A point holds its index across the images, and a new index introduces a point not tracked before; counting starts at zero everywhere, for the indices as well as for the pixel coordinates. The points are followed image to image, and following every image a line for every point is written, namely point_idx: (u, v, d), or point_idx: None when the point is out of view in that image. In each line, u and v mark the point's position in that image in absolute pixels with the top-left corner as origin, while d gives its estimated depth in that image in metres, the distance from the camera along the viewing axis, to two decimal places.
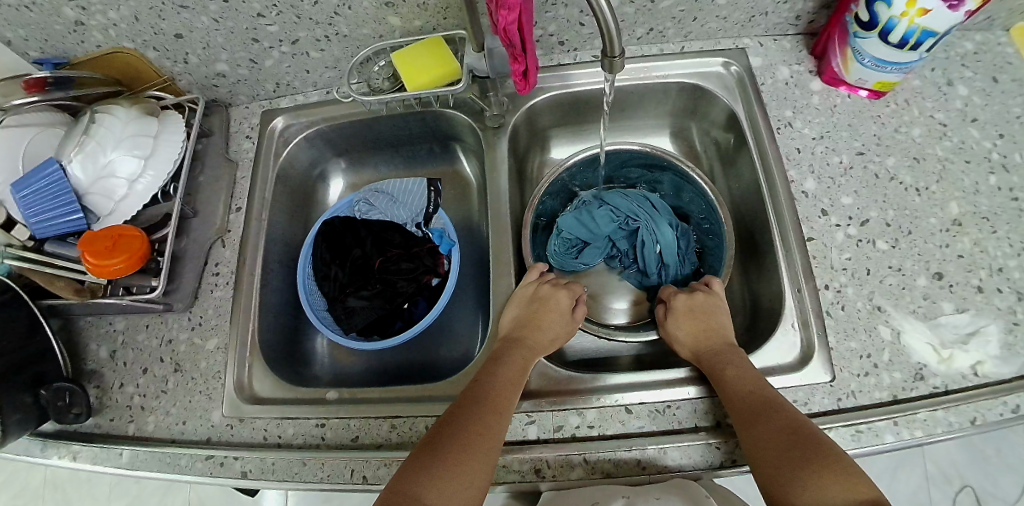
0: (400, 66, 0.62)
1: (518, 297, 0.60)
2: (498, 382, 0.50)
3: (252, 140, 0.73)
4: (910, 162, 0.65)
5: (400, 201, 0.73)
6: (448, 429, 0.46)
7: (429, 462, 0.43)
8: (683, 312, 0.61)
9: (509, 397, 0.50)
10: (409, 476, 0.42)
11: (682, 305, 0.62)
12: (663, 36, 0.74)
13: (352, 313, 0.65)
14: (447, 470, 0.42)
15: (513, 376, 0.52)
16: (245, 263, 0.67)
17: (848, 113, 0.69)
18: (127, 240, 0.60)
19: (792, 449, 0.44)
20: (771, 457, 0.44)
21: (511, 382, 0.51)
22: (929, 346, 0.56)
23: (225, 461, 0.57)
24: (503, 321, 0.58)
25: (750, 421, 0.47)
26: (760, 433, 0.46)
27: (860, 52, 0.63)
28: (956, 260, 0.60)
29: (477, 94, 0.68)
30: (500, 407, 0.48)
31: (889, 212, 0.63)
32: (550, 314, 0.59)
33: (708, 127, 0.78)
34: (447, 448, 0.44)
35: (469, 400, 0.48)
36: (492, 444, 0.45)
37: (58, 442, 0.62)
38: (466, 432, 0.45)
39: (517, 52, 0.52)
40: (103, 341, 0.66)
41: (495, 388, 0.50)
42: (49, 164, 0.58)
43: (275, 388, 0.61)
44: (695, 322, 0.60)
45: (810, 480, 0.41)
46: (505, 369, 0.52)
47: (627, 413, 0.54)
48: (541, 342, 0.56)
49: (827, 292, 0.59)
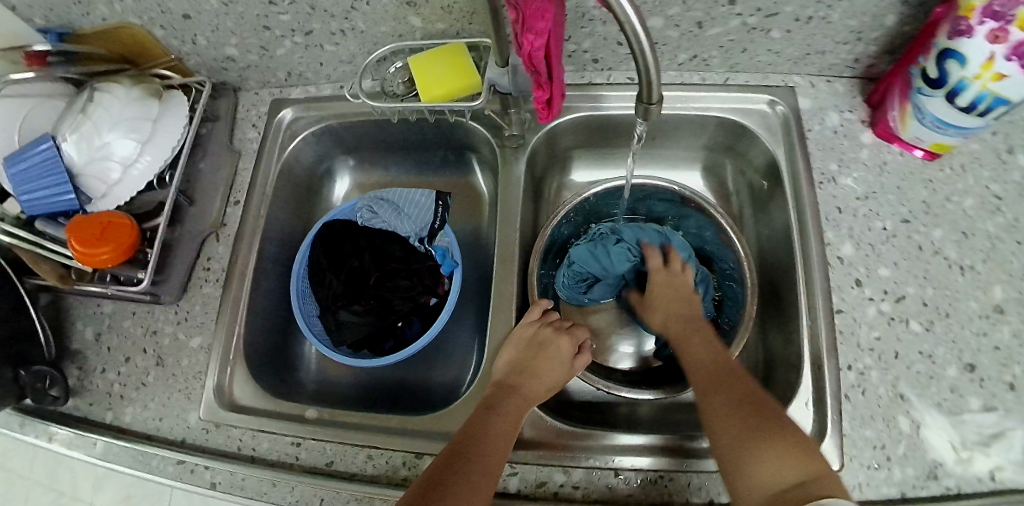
0: (422, 58, 0.58)
1: (517, 339, 0.56)
2: (489, 436, 0.48)
3: (258, 129, 0.70)
4: (957, 236, 0.60)
5: (405, 212, 0.68)
6: (432, 488, 0.43)
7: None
8: (658, 282, 0.63)
9: (498, 454, 0.47)
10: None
11: (660, 274, 0.64)
12: (706, 65, 0.68)
13: (342, 327, 0.62)
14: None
15: (503, 431, 0.48)
16: (238, 261, 0.64)
17: (897, 174, 0.64)
18: (116, 229, 0.57)
19: (740, 419, 0.45)
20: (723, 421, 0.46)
21: (500, 438, 0.48)
22: (948, 443, 0.52)
23: (196, 468, 0.56)
24: (498, 364, 0.55)
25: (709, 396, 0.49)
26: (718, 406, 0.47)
27: (921, 109, 0.58)
28: (992, 352, 0.55)
29: (497, 110, 0.63)
30: (488, 466, 0.45)
31: (927, 291, 0.58)
32: (550, 361, 0.56)
33: (743, 166, 0.73)
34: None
35: (456, 457, 0.46)
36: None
37: (36, 422, 0.61)
38: (450, 496, 0.42)
39: (541, 79, 0.48)
40: (89, 321, 0.65)
41: (484, 444, 0.47)
42: (45, 141, 0.56)
43: (256, 397, 0.59)
44: (670, 293, 0.62)
45: (762, 455, 0.42)
46: (496, 422, 0.49)
47: (615, 477, 0.51)
48: (539, 392, 0.54)
49: (849, 373, 0.55)
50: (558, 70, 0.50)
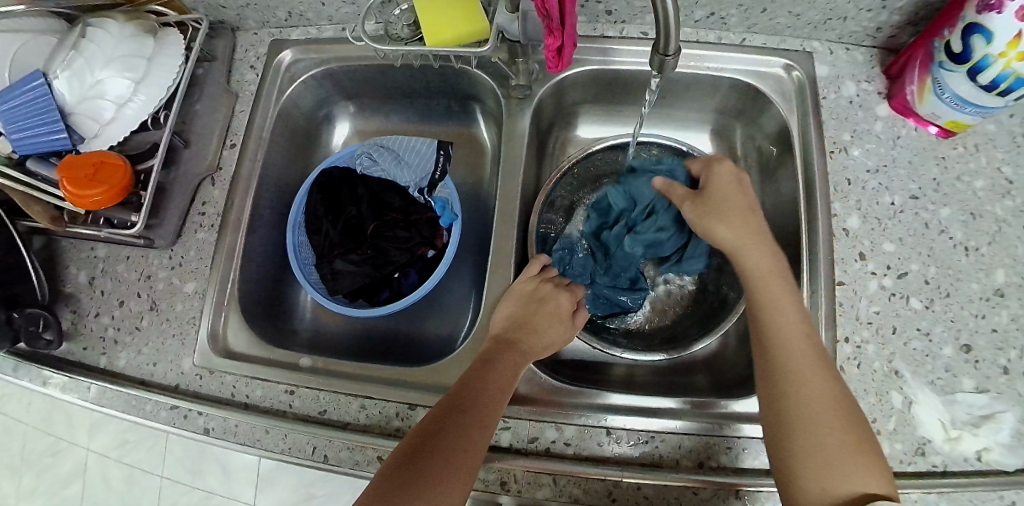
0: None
1: (517, 293, 0.55)
2: (490, 388, 0.47)
3: (256, 71, 0.68)
4: (964, 216, 0.59)
5: (405, 160, 0.67)
6: (432, 432, 0.44)
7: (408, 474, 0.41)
8: (731, 196, 0.53)
9: (498, 404, 0.47)
10: (386, 492, 0.40)
11: (729, 186, 0.54)
12: (723, 23, 0.66)
13: (338, 276, 0.61)
14: (425, 486, 0.40)
15: (502, 383, 0.48)
16: (232, 206, 0.62)
17: (910, 149, 0.62)
18: (109, 170, 0.56)
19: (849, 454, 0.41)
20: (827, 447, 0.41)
21: (500, 389, 0.48)
22: (938, 421, 0.52)
23: (189, 414, 0.56)
24: (495, 318, 0.54)
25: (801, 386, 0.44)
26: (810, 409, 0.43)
27: (941, 84, 0.56)
28: (989, 333, 0.55)
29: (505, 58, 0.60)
30: (488, 415, 0.45)
31: (930, 269, 0.57)
32: (550, 316, 0.55)
33: (754, 133, 0.71)
34: (426, 457, 0.42)
35: (455, 402, 0.46)
36: (474, 454, 0.43)
37: (30, 366, 0.61)
38: (449, 442, 0.43)
39: (553, 24, 0.46)
40: (83, 265, 0.65)
41: (483, 392, 0.47)
42: (36, 77, 0.54)
43: (250, 344, 0.59)
44: (735, 207, 0.53)
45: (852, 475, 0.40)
46: (497, 372, 0.49)
47: (607, 437, 0.51)
48: (538, 345, 0.53)
49: (846, 346, 0.55)
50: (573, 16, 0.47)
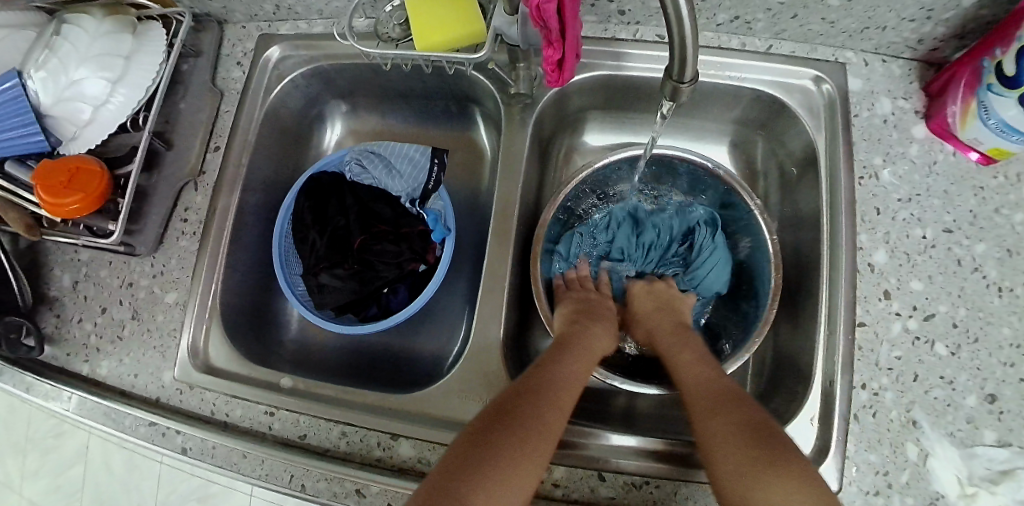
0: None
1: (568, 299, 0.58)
2: (560, 380, 0.46)
3: (242, 68, 0.64)
4: (1002, 254, 0.54)
5: (397, 169, 0.62)
6: (508, 420, 0.42)
7: (486, 460, 0.38)
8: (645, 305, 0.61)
9: (571, 395, 0.46)
10: (455, 476, 0.37)
11: (642, 298, 0.62)
12: (748, 28, 0.60)
13: (323, 290, 0.57)
14: (506, 474, 0.38)
15: (573, 376, 0.48)
16: (215, 213, 0.60)
17: (947, 176, 0.57)
18: (86, 176, 0.53)
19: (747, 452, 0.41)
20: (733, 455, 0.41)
21: (571, 381, 0.47)
22: (955, 477, 0.49)
23: (167, 432, 0.55)
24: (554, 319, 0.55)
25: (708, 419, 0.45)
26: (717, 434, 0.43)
27: (988, 108, 0.50)
28: (1017, 384, 0.51)
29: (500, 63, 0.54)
30: (562, 404, 0.45)
31: (959, 311, 0.53)
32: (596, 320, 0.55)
33: (776, 148, 0.66)
34: (507, 441, 0.40)
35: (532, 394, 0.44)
36: (550, 442, 0.42)
37: (14, 370, 0.60)
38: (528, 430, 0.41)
39: (552, 35, 0.41)
40: (66, 268, 0.63)
41: (560, 385, 0.46)
42: (10, 79, 0.51)
43: (232, 359, 0.57)
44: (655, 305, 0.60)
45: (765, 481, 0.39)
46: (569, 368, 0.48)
47: (599, 480, 0.48)
48: (600, 343, 0.53)
49: (862, 392, 0.51)
50: (576, 25, 0.42)
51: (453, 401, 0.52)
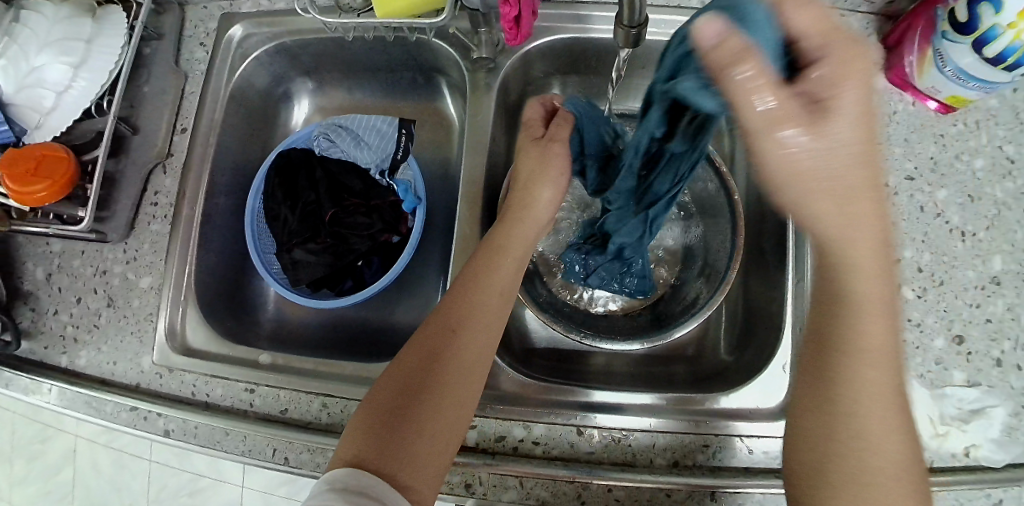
0: None
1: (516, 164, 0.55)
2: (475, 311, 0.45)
3: (206, 49, 0.64)
4: (962, 199, 0.55)
5: (365, 140, 0.62)
6: (411, 376, 0.42)
7: (394, 421, 0.40)
8: (852, 125, 0.26)
9: (486, 327, 0.45)
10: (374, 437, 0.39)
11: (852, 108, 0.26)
12: None
13: (297, 265, 0.57)
14: (413, 434, 0.39)
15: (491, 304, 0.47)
16: (185, 196, 0.59)
17: (907, 125, 0.57)
18: (51, 162, 0.53)
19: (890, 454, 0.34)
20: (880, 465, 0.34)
21: (488, 311, 0.46)
22: (927, 418, 0.50)
23: (149, 415, 0.55)
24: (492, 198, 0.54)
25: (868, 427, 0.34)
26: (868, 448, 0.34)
27: (943, 56, 0.51)
28: (982, 324, 0.52)
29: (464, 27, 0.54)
30: (476, 341, 0.45)
31: (924, 256, 0.54)
32: (530, 186, 0.53)
33: None
34: (414, 399, 0.41)
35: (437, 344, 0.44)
36: (466, 387, 0.43)
37: None
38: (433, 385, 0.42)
39: None
40: (39, 261, 0.62)
41: (467, 322, 0.45)
42: None
43: (210, 340, 0.57)
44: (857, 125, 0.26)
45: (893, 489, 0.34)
46: (481, 295, 0.46)
47: (578, 436, 0.49)
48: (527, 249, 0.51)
49: None
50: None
51: None
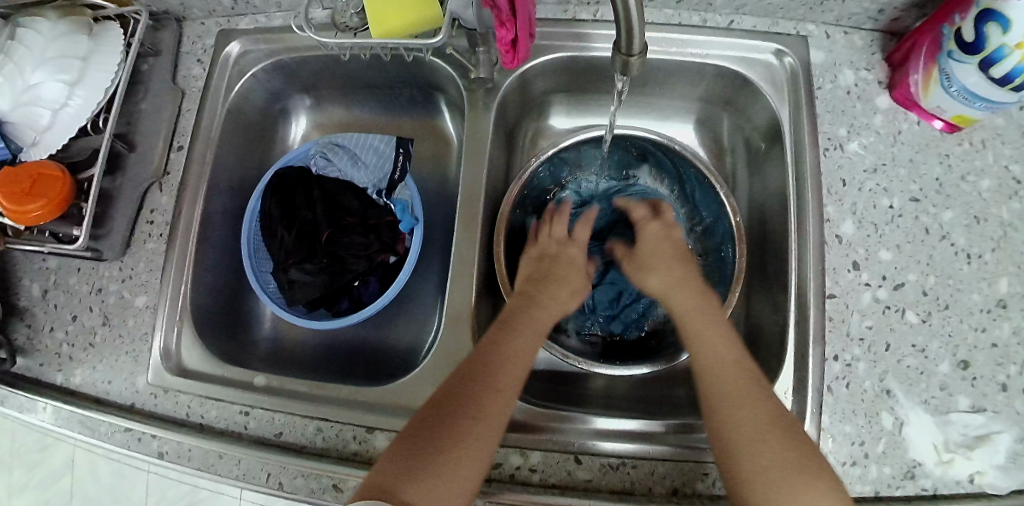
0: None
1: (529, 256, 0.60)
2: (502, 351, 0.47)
3: (204, 65, 0.63)
4: (968, 220, 0.54)
5: (362, 160, 0.61)
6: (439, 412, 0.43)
7: (421, 449, 0.41)
8: (655, 240, 0.60)
9: (517, 370, 0.47)
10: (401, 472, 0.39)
11: (660, 241, 0.60)
12: (709, 4, 0.59)
13: (294, 285, 0.57)
14: (436, 460, 0.40)
15: (521, 347, 0.48)
16: (181, 214, 0.59)
17: (912, 145, 0.57)
18: (46, 182, 0.52)
19: (773, 450, 0.41)
20: (761, 458, 0.41)
21: (518, 352, 0.48)
22: (931, 444, 0.49)
23: (143, 436, 0.54)
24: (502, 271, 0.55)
25: (735, 407, 0.44)
26: (752, 431, 0.42)
27: (949, 75, 0.50)
28: (988, 349, 0.51)
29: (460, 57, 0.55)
30: (506, 384, 0.45)
31: (928, 279, 0.53)
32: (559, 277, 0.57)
33: (742, 124, 0.66)
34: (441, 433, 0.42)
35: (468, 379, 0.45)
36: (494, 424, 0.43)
37: None
38: (460, 414, 0.42)
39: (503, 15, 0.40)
40: (35, 277, 0.62)
41: (497, 365, 0.46)
42: None
43: (205, 360, 0.57)
44: (663, 254, 0.59)
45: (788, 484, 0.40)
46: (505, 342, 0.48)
47: (575, 463, 0.48)
48: (554, 307, 0.54)
49: (835, 364, 0.51)
50: (526, 4, 0.42)
51: (428, 390, 0.51)
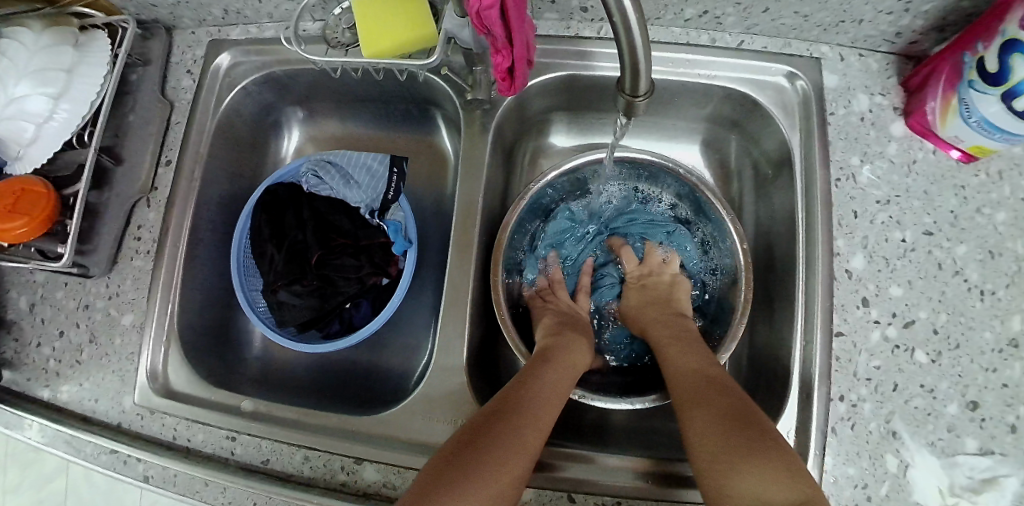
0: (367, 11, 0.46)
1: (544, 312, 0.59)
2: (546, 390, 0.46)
3: (193, 77, 0.62)
4: (982, 255, 0.52)
5: (355, 178, 0.59)
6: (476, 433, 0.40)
7: (461, 457, 0.38)
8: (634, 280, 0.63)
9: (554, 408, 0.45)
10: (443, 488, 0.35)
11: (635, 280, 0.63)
12: (719, 23, 0.57)
13: (283, 307, 0.55)
14: (480, 471, 0.37)
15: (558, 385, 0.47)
16: (169, 231, 0.57)
17: (927, 176, 0.54)
18: (30, 199, 0.50)
19: (725, 431, 0.40)
20: (712, 440, 0.40)
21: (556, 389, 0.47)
22: (935, 488, 0.47)
23: (128, 459, 0.53)
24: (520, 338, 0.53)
25: (690, 400, 0.44)
26: (704, 416, 0.42)
27: (968, 105, 0.48)
28: (998, 389, 0.49)
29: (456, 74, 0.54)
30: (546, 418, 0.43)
31: (939, 316, 0.51)
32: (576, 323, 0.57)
33: (750, 147, 0.64)
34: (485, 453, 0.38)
35: (509, 400, 0.43)
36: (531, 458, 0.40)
37: None
38: (504, 434, 0.40)
39: (499, 43, 0.38)
40: (22, 291, 0.61)
41: (537, 399, 0.44)
42: None
43: (192, 383, 0.55)
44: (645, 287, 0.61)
45: (742, 463, 0.37)
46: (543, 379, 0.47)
47: (568, 502, 0.47)
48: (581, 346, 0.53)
49: (840, 404, 0.50)
50: (525, 31, 0.40)
51: (419, 421, 0.50)
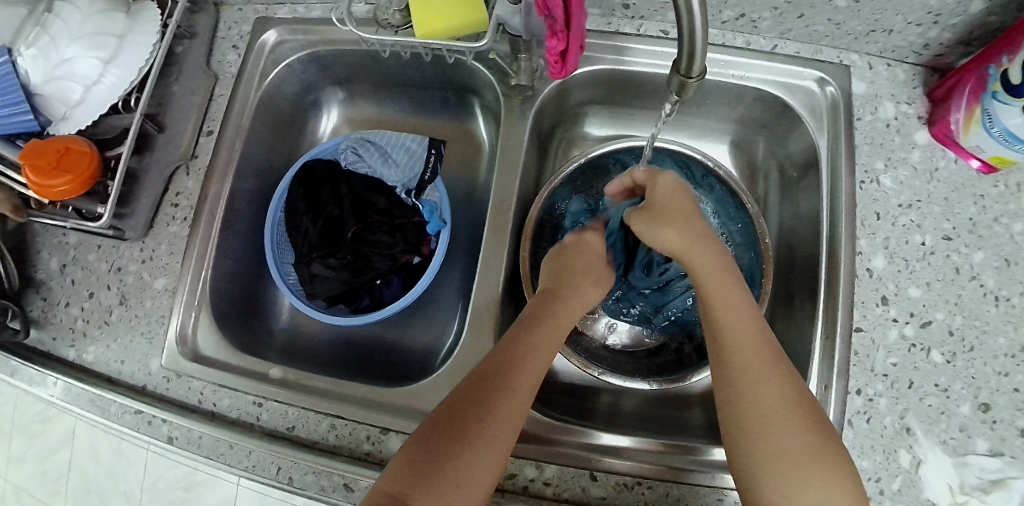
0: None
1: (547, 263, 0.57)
2: (526, 351, 0.46)
3: (238, 52, 0.64)
4: (999, 263, 0.54)
5: (392, 158, 0.61)
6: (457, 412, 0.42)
7: (443, 439, 0.40)
8: (666, 195, 0.54)
9: (535, 368, 0.45)
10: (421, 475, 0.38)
11: (671, 195, 0.54)
12: (754, 26, 0.59)
13: (315, 279, 0.56)
14: (456, 457, 0.39)
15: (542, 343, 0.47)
16: (206, 199, 0.59)
17: (948, 184, 0.56)
18: (74, 158, 0.51)
19: (794, 433, 0.40)
20: (781, 441, 0.40)
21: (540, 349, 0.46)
22: (946, 485, 0.48)
23: (153, 420, 0.54)
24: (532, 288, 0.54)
25: (753, 385, 0.42)
26: (775, 409, 0.41)
27: (992, 116, 0.49)
28: (1010, 393, 0.50)
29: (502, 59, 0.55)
30: (527, 382, 0.44)
31: (956, 319, 0.52)
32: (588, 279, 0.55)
33: (777, 149, 0.66)
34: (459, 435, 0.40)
35: (487, 376, 0.43)
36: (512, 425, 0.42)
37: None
38: (478, 413, 0.41)
39: (556, 25, 0.40)
40: (54, 251, 0.62)
41: (517, 364, 0.44)
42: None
43: (220, 348, 0.56)
44: (681, 205, 0.53)
45: (806, 471, 0.38)
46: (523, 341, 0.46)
47: (590, 480, 0.48)
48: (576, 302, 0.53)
49: (857, 398, 0.51)
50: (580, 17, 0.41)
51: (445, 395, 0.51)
